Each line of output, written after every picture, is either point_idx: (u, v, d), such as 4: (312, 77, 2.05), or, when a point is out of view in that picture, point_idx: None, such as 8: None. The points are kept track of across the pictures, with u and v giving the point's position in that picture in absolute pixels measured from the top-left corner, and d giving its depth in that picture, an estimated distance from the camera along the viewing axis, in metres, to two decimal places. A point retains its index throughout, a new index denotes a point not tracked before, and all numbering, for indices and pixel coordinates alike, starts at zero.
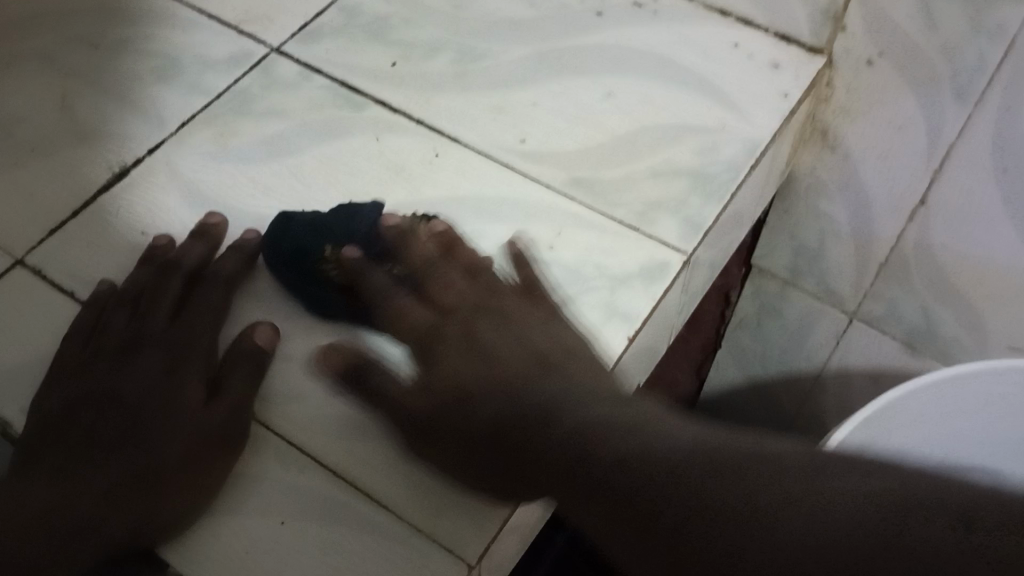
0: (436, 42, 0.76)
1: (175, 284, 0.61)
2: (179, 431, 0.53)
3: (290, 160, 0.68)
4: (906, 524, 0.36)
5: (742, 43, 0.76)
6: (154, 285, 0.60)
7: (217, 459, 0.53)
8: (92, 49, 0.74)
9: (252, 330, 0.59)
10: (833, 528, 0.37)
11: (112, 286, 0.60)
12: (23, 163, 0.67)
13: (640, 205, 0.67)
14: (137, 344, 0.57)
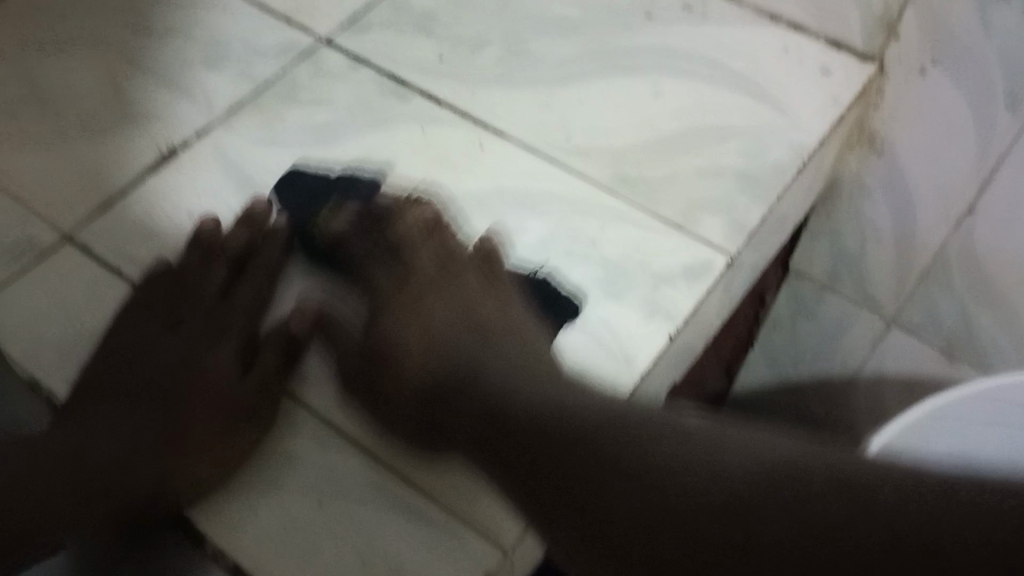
0: (484, 37, 0.76)
1: (222, 267, 0.61)
2: (206, 412, 0.54)
3: (336, 147, 0.69)
4: None
5: (791, 48, 0.76)
6: (203, 267, 0.61)
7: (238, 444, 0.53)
8: (144, 32, 0.75)
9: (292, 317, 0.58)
10: None
11: (167, 265, 0.61)
12: (73, 141, 0.68)
13: (684, 204, 0.67)
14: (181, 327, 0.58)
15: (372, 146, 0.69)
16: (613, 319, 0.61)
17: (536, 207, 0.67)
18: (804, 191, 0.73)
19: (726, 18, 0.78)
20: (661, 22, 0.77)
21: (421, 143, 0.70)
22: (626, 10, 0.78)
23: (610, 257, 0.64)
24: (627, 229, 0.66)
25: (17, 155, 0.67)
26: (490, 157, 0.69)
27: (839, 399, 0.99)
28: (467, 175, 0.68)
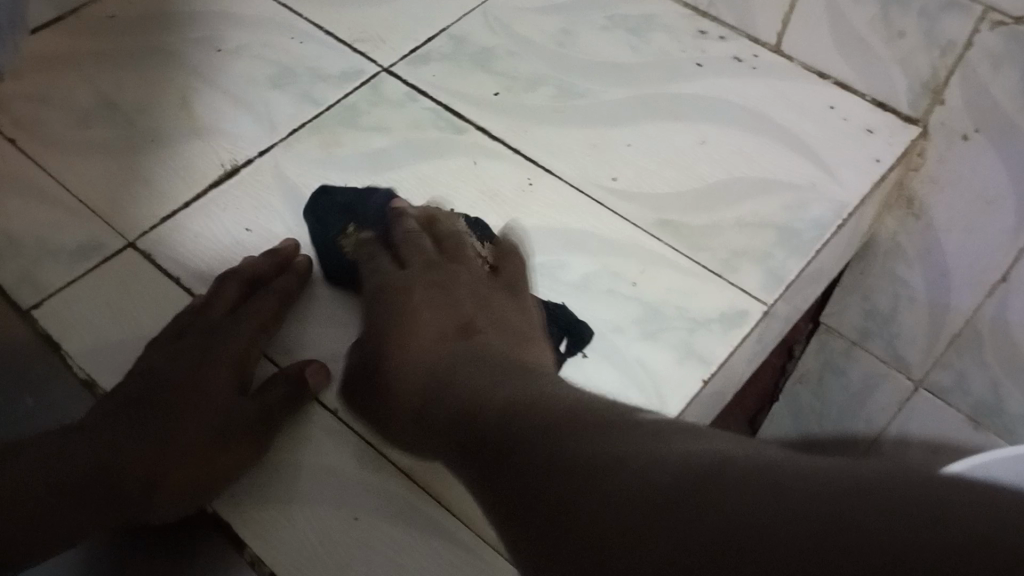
0: (538, 76, 0.79)
1: (232, 289, 0.61)
2: (205, 424, 0.54)
3: (391, 174, 0.71)
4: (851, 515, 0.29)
5: (837, 106, 0.78)
6: (217, 289, 0.61)
7: (234, 449, 0.54)
8: (214, 51, 0.78)
9: (302, 363, 0.58)
10: (764, 517, 0.31)
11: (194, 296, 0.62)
12: (141, 152, 0.71)
13: (725, 252, 0.68)
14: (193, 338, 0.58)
15: (424, 175, 0.72)
16: (648, 359, 0.63)
17: (579, 245, 0.69)
18: (842, 248, 0.74)
19: (774, 74, 0.80)
20: (711, 73, 0.80)
21: (471, 176, 0.72)
22: (678, 59, 0.81)
23: (648, 299, 0.66)
24: (666, 273, 0.67)
25: (88, 161, 0.70)
26: (539, 194, 0.71)
27: None
28: (516, 210, 0.70)
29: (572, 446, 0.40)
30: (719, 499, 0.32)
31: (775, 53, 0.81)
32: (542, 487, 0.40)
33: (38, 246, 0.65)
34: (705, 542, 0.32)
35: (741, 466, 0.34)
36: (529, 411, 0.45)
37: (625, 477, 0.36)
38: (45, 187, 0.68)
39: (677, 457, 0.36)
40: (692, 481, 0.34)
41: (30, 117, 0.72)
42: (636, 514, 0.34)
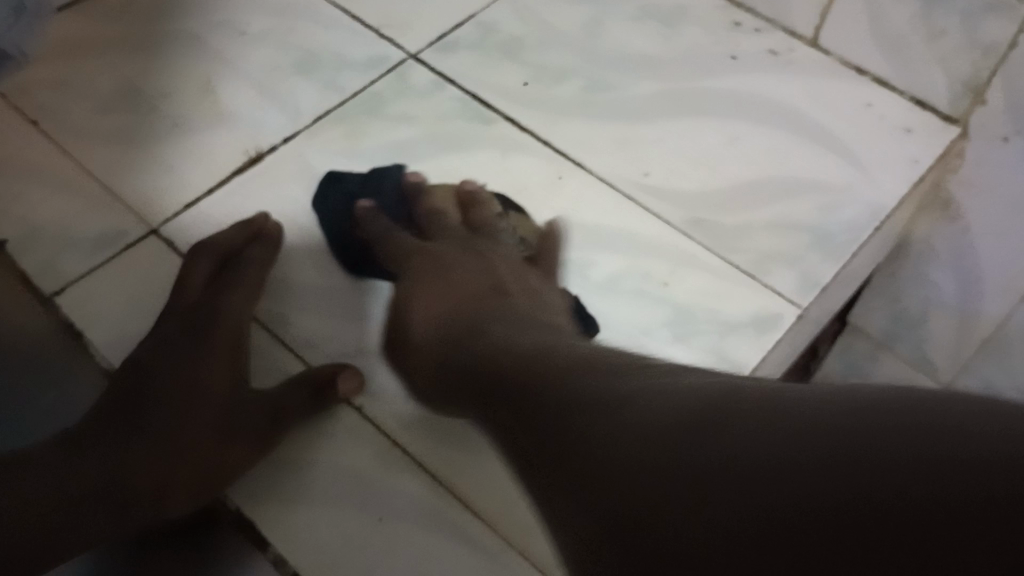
0: (568, 67, 0.77)
1: (205, 268, 0.59)
2: (214, 416, 0.52)
3: (418, 165, 0.70)
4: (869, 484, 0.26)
5: (875, 104, 0.76)
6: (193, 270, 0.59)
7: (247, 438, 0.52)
8: (238, 34, 0.76)
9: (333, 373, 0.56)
10: (792, 495, 0.27)
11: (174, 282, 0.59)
12: (164, 138, 0.70)
13: (758, 253, 0.67)
14: (185, 323, 0.55)
15: (451, 167, 0.70)
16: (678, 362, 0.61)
17: (608, 243, 0.67)
18: (875, 251, 0.73)
19: (810, 69, 0.78)
20: (745, 67, 0.78)
21: (499, 169, 0.70)
22: (711, 52, 0.79)
23: (679, 300, 0.64)
24: (696, 273, 0.66)
25: (110, 147, 0.69)
26: (567, 188, 0.70)
27: None
28: (544, 205, 0.69)
29: (586, 393, 0.38)
30: (736, 467, 0.29)
31: (812, 48, 0.79)
32: (553, 431, 0.37)
33: (60, 234, 0.64)
34: (699, 525, 0.28)
35: (757, 409, 0.31)
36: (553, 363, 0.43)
37: (639, 433, 0.33)
38: (67, 173, 0.67)
39: (702, 401, 0.33)
40: (702, 435, 0.31)
41: (51, 100, 0.71)
42: (640, 472, 0.31)
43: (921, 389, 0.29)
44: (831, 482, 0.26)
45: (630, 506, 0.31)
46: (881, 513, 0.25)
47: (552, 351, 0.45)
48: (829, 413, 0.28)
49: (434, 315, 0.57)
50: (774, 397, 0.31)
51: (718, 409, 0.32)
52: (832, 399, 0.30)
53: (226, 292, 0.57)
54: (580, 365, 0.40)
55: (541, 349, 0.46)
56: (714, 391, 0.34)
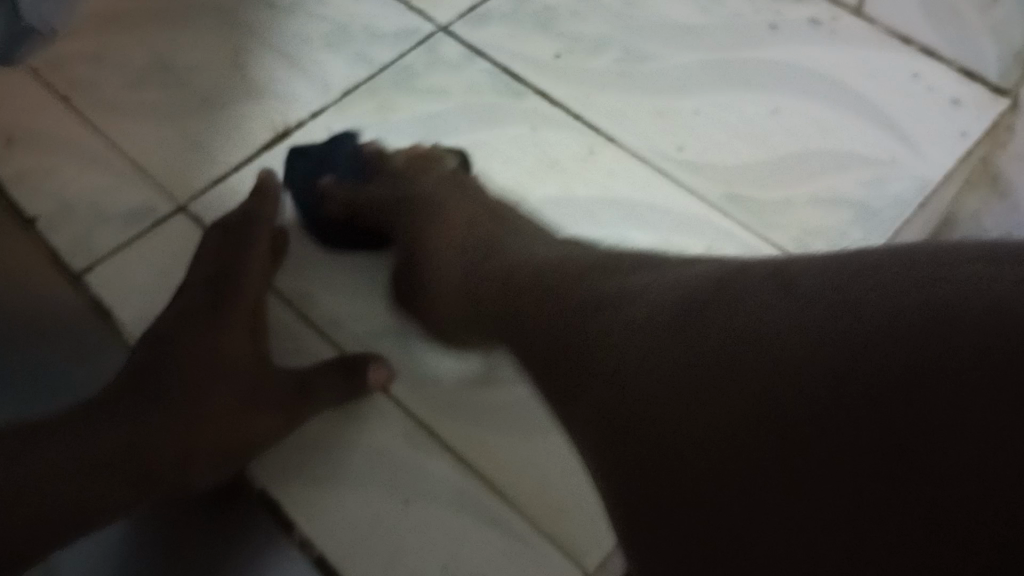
0: (601, 38, 0.75)
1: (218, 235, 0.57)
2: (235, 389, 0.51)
3: (447, 140, 0.69)
4: (774, 418, 0.29)
5: (923, 74, 0.72)
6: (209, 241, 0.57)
7: (265, 412, 0.52)
8: (265, 6, 0.75)
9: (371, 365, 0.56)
10: (708, 418, 0.31)
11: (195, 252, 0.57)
12: (193, 113, 0.69)
13: (797, 231, 0.65)
14: (194, 296, 0.53)
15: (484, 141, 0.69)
16: None
17: (641, 219, 0.66)
18: None
19: (855, 38, 0.75)
20: (786, 36, 0.75)
21: (530, 144, 0.69)
22: (751, 20, 0.76)
23: None
24: (731, 252, 0.64)
25: (140, 123, 0.68)
26: (601, 163, 0.68)
27: None
28: (577, 181, 0.67)
29: (607, 293, 0.39)
30: (683, 385, 0.32)
31: (857, 16, 0.76)
32: (554, 333, 0.40)
33: (91, 211, 0.64)
34: (639, 460, 0.33)
35: (732, 291, 0.33)
36: (552, 287, 0.43)
37: (658, 322, 0.34)
38: (96, 149, 0.67)
39: (704, 297, 0.34)
40: (659, 347, 0.34)
41: (81, 75, 0.70)
42: (607, 379, 0.35)
43: (939, 285, 0.28)
44: (739, 419, 0.30)
45: (627, 454, 0.33)
46: (834, 486, 0.27)
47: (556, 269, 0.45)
48: (813, 307, 0.30)
49: (440, 252, 0.55)
50: (749, 293, 0.33)
51: (724, 298, 0.33)
52: (803, 296, 0.31)
53: (242, 260, 0.56)
54: (570, 291, 0.42)
55: (534, 271, 0.46)
56: (708, 293, 0.34)
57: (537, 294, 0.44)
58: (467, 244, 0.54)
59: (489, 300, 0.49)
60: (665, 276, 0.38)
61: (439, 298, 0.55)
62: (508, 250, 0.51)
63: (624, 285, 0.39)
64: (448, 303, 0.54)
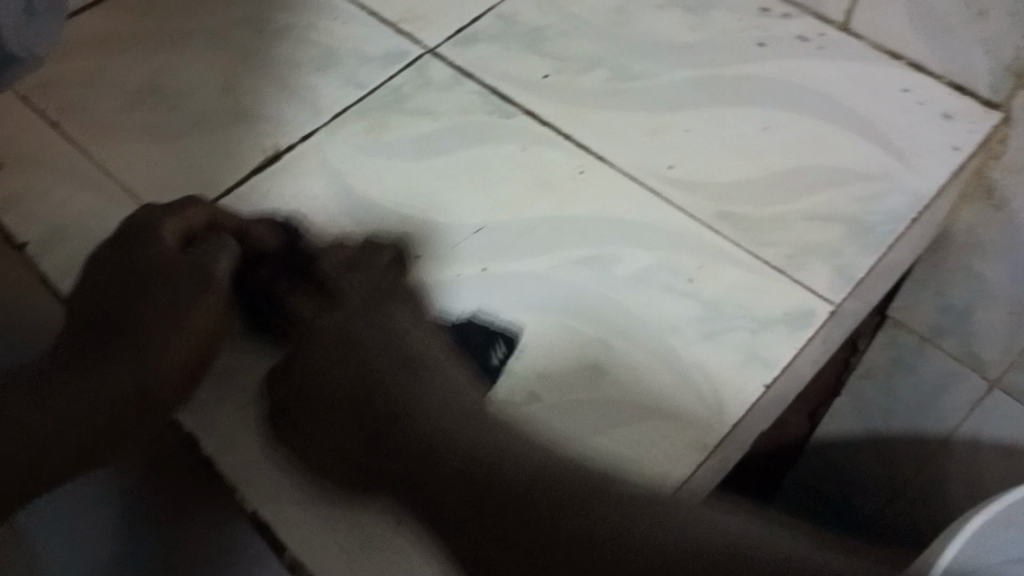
0: (590, 58, 0.75)
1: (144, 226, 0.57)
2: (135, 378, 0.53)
3: (437, 161, 0.68)
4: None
5: (912, 89, 0.73)
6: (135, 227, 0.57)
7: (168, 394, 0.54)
8: (256, 32, 0.76)
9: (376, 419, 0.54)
10: (522, 565, 0.48)
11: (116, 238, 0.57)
12: (183, 137, 0.69)
13: (790, 248, 0.65)
14: (101, 282, 0.55)
15: (474, 162, 0.69)
16: (707, 361, 0.59)
17: (633, 238, 0.65)
18: (914, 244, 0.69)
19: (844, 54, 0.75)
20: (775, 53, 0.75)
21: (520, 163, 0.69)
22: (739, 38, 0.76)
23: (706, 296, 0.62)
24: (726, 269, 0.64)
25: (130, 146, 0.68)
26: (591, 182, 0.68)
27: (928, 459, 0.91)
28: (568, 200, 0.67)
29: (469, 486, 0.51)
30: (522, 551, 0.48)
31: (844, 33, 0.76)
32: (429, 484, 0.52)
33: (78, 233, 0.63)
34: (459, 522, 0.50)
35: (568, 527, 0.48)
36: (482, 448, 0.52)
37: (495, 525, 0.49)
38: (86, 172, 0.66)
39: (540, 533, 0.48)
40: (496, 541, 0.49)
41: (72, 100, 0.70)
42: (469, 524, 0.50)
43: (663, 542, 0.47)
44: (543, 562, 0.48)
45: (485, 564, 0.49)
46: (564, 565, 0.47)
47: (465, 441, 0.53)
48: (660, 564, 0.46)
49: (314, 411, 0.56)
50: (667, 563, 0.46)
51: (522, 541, 0.48)
52: (627, 528, 0.48)
53: (157, 237, 0.56)
54: (501, 509, 0.49)
55: (440, 471, 0.52)
56: (546, 524, 0.48)
57: (468, 460, 0.52)
58: (355, 427, 0.56)
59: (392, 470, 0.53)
60: (584, 524, 0.48)
61: (324, 468, 0.54)
62: (411, 435, 0.54)
63: (511, 468, 0.51)
64: (333, 459, 0.54)
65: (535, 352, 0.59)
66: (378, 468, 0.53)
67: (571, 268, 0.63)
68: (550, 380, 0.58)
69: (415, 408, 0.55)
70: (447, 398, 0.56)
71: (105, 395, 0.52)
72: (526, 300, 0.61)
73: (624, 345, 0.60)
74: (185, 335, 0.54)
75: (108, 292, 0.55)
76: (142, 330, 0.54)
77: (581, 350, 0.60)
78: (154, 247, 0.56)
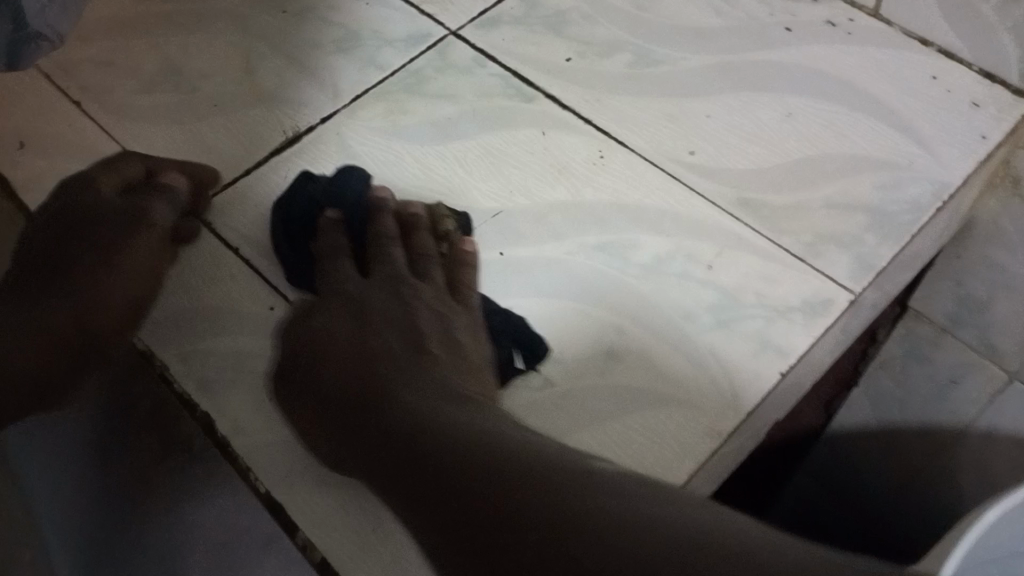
0: (614, 41, 0.74)
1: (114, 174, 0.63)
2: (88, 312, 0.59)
3: (455, 145, 0.68)
4: (395, 482, 0.46)
5: (941, 77, 0.71)
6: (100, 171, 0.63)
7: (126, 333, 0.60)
8: (279, 12, 0.76)
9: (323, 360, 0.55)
10: (371, 470, 0.48)
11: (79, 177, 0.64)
12: (205, 117, 0.69)
13: (809, 236, 0.64)
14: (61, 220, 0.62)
15: (494, 146, 0.68)
16: (722, 349, 0.59)
17: (651, 224, 0.65)
18: (936, 234, 0.68)
19: (873, 40, 0.74)
20: (801, 38, 0.74)
21: (539, 147, 0.68)
22: (765, 22, 0.75)
23: (723, 284, 0.62)
24: (743, 256, 0.63)
25: (151, 125, 0.68)
26: (610, 167, 0.67)
27: (944, 453, 0.90)
28: (586, 185, 0.66)
29: (357, 426, 0.51)
30: (371, 463, 0.48)
31: (874, 18, 0.75)
32: (376, 435, 0.50)
33: None
34: (342, 457, 0.51)
35: (473, 463, 0.44)
36: (410, 408, 0.50)
37: (351, 447, 0.51)
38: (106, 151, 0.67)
39: (384, 427, 0.50)
40: (362, 449, 0.50)
41: (96, 80, 0.71)
42: (330, 450, 0.52)
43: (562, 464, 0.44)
44: (404, 489, 0.46)
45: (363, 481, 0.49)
46: (402, 502, 0.46)
47: (416, 392, 0.52)
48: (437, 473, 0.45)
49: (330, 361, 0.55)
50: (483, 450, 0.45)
51: (382, 437, 0.49)
52: (473, 446, 0.45)
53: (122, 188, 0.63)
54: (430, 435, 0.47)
55: (411, 393, 0.52)
56: (403, 430, 0.49)
57: (402, 413, 0.50)
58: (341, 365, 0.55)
59: (343, 405, 0.53)
60: (502, 431, 0.47)
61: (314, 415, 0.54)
62: (406, 396, 0.51)
63: (396, 402, 0.51)
64: (318, 408, 0.54)
65: (550, 337, 0.59)
66: (365, 382, 0.53)
67: (588, 253, 0.63)
68: (565, 366, 0.58)
69: (402, 388, 0.52)
70: (434, 384, 0.53)
71: (49, 322, 0.59)
72: (542, 286, 0.61)
73: (639, 332, 0.60)
74: (115, 276, 0.60)
75: (57, 235, 0.61)
76: (76, 270, 0.60)
77: (597, 336, 0.59)
78: (90, 195, 0.62)
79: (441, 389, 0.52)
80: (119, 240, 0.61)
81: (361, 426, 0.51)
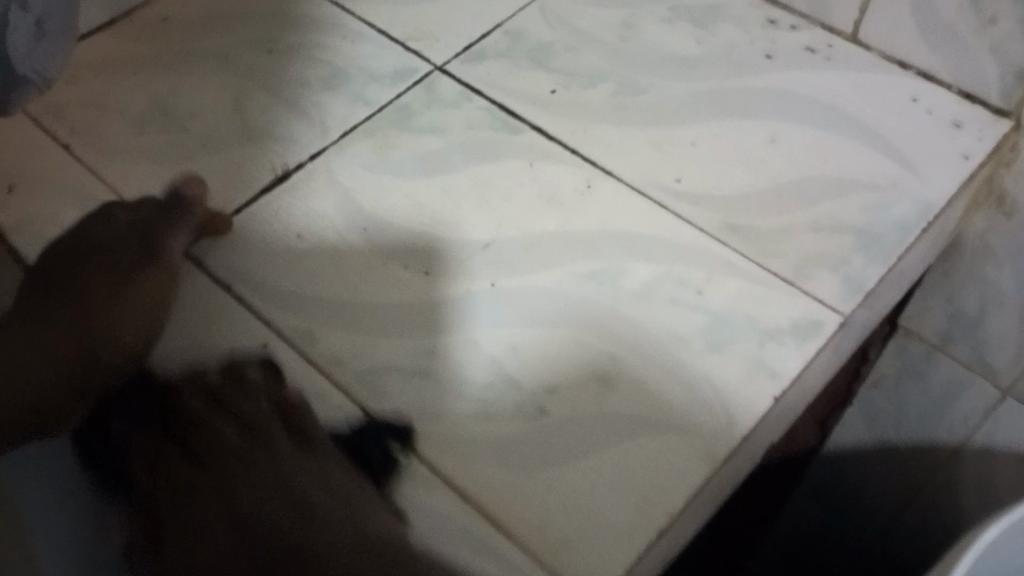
0: (597, 72, 0.75)
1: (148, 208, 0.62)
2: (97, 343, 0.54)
3: (443, 178, 0.69)
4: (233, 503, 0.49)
5: (921, 98, 0.72)
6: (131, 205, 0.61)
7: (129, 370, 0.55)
8: (265, 52, 0.77)
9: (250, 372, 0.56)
10: (200, 487, 0.49)
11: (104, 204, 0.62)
12: (193, 157, 0.69)
13: (798, 259, 0.64)
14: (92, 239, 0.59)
15: (481, 178, 0.69)
16: (715, 374, 0.59)
17: (640, 251, 0.65)
18: (923, 253, 0.69)
19: (852, 65, 0.75)
20: (782, 64, 0.75)
21: (527, 179, 0.69)
22: (746, 50, 0.76)
23: (713, 309, 0.62)
24: (732, 280, 0.63)
25: (140, 166, 0.68)
26: (597, 196, 0.68)
27: (942, 471, 0.90)
28: (574, 214, 0.67)
29: (185, 443, 0.52)
30: (208, 481, 0.50)
31: (852, 44, 0.76)
32: (196, 445, 0.51)
33: None
34: (152, 477, 0.51)
35: (324, 508, 0.48)
36: (266, 434, 0.52)
37: (176, 450, 0.51)
38: (95, 193, 0.67)
39: (229, 445, 0.51)
40: (195, 464, 0.51)
41: (85, 122, 0.71)
42: (148, 480, 0.51)
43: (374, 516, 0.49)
44: (210, 500, 0.49)
45: (142, 486, 0.50)
46: (207, 504, 0.49)
47: (280, 420, 0.53)
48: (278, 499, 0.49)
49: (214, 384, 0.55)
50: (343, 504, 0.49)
51: (219, 455, 0.51)
52: (328, 493, 0.49)
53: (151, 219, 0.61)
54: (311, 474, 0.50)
55: (277, 421, 0.53)
56: (242, 458, 0.51)
57: (248, 438, 0.52)
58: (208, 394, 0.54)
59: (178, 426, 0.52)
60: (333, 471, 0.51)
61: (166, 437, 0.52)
62: (229, 420, 0.53)
63: (242, 422, 0.53)
64: (162, 427, 0.53)
65: (543, 366, 0.59)
66: (205, 413, 0.53)
67: (577, 282, 0.63)
68: (558, 394, 0.58)
69: (263, 419, 0.53)
70: (297, 422, 0.53)
71: (29, 359, 0.52)
72: (534, 314, 0.61)
73: (631, 359, 0.60)
74: (137, 306, 0.56)
75: (76, 256, 0.58)
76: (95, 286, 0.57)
77: (590, 364, 0.59)
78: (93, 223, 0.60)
79: (301, 424, 0.54)
80: (134, 260, 0.58)
81: (178, 450, 0.51)
